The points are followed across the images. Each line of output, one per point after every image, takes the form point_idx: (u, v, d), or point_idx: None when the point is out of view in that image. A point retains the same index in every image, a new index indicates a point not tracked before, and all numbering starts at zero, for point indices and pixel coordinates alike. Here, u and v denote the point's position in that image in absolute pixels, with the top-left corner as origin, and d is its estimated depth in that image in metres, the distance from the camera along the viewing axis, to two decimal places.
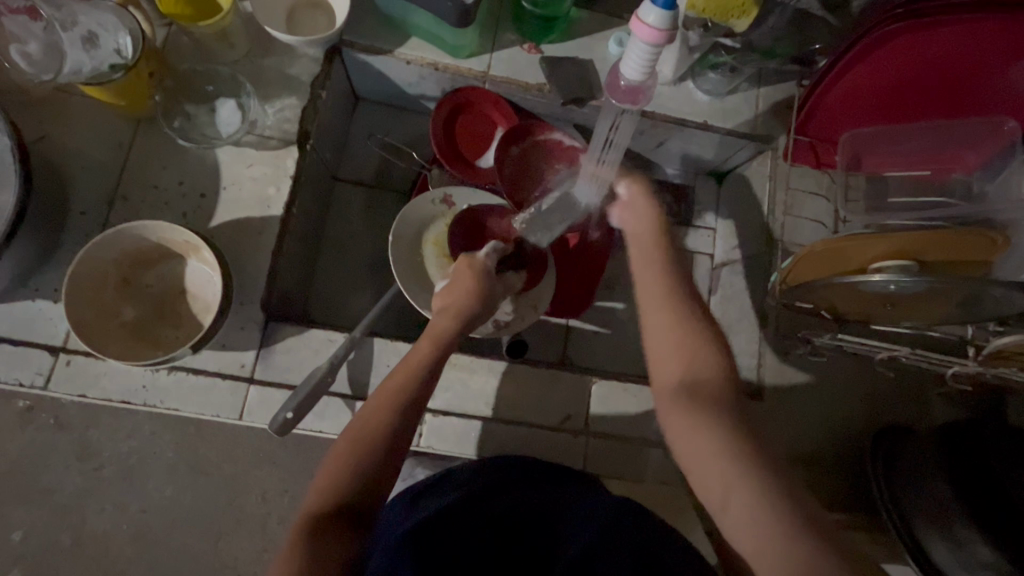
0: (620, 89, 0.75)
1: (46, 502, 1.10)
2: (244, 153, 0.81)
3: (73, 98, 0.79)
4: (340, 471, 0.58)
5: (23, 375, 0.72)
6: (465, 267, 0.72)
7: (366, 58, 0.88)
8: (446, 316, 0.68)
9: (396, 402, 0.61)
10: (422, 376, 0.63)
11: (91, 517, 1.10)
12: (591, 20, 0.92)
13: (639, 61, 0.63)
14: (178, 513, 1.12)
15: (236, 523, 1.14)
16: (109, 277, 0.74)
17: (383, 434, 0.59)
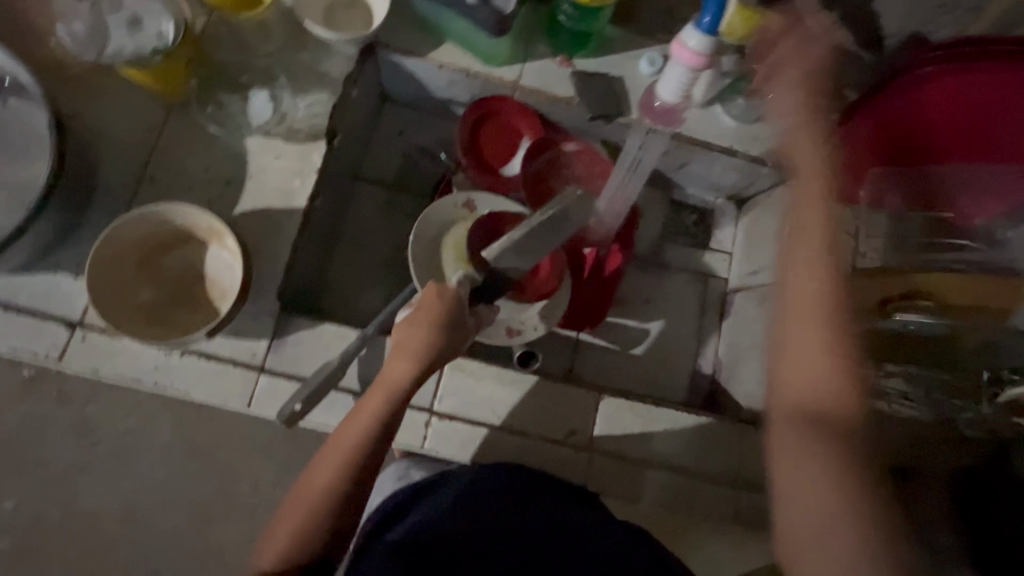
0: (654, 110, 0.90)
1: (41, 474, 1.10)
2: (273, 144, 0.82)
3: (109, 77, 0.80)
4: (304, 522, 0.63)
5: (38, 346, 0.72)
6: (426, 302, 0.69)
7: (400, 59, 0.88)
8: (403, 358, 0.67)
9: (346, 462, 0.64)
10: (374, 432, 0.65)
11: (85, 492, 1.10)
12: (624, 39, 0.93)
13: (679, 80, 0.84)
14: (171, 496, 1.12)
15: (226, 510, 1.14)
16: (131, 256, 0.75)
17: (336, 494, 0.63)
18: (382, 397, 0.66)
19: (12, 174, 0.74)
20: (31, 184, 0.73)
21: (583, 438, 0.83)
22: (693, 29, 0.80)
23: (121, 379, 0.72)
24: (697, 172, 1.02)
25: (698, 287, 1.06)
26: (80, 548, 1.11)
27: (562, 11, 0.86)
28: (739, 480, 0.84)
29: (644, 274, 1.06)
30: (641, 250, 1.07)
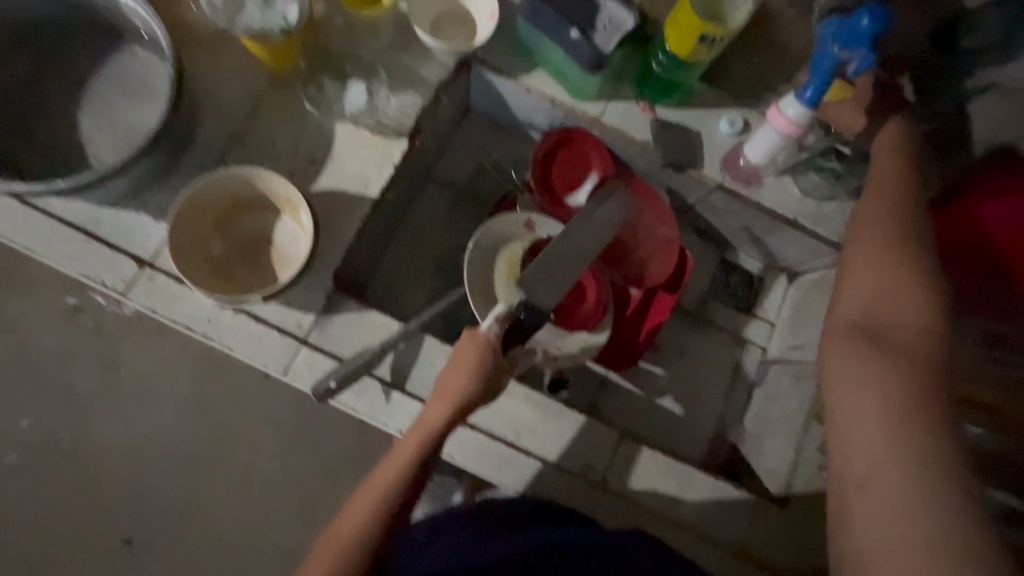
0: (736, 167, 0.91)
1: (65, 398, 1.13)
2: (359, 133, 0.86)
3: (227, 45, 0.85)
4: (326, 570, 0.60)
5: (108, 277, 0.77)
6: (463, 352, 0.69)
7: (492, 77, 0.92)
8: (439, 404, 0.68)
9: (379, 508, 0.64)
10: (409, 473, 0.66)
11: (100, 424, 1.13)
12: (710, 96, 0.95)
13: (765, 144, 0.84)
14: (178, 447, 1.13)
15: (224, 474, 1.14)
16: (211, 211, 0.79)
17: (364, 542, 0.62)
18: (417, 440, 0.67)
19: (124, 115, 0.80)
20: (139, 128, 0.79)
21: (601, 473, 0.82)
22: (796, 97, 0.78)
23: (173, 324, 0.75)
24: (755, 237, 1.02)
25: (734, 351, 1.05)
26: (78, 480, 1.12)
27: (656, 59, 0.90)
28: (746, 554, 0.82)
29: (682, 327, 1.05)
30: (684, 303, 1.06)
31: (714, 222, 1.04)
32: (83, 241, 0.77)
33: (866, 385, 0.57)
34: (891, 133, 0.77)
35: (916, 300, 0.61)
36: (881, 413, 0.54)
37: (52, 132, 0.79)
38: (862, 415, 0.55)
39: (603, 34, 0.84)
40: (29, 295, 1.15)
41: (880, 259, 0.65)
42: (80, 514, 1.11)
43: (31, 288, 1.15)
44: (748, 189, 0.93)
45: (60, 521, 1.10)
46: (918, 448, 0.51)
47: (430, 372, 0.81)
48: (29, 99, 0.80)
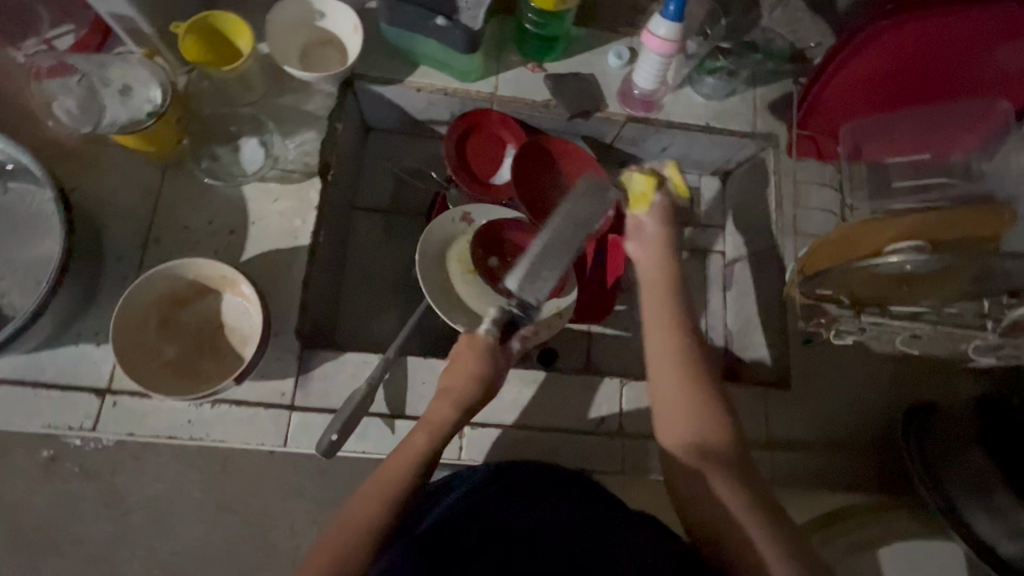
0: (634, 99, 0.95)
1: (71, 555, 1.04)
2: (268, 188, 0.84)
3: (102, 147, 0.81)
4: (345, 543, 0.58)
5: (71, 419, 0.74)
6: (461, 353, 0.71)
7: (378, 89, 0.91)
8: (448, 404, 0.69)
9: (385, 499, 0.61)
10: (418, 473, 0.64)
11: (121, 565, 1.04)
12: (588, 36, 0.97)
13: (652, 69, 0.86)
14: (207, 555, 1.06)
15: (267, 559, 1.08)
16: (150, 318, 0.76)
17: (373, 530, 0.59)
18: (425, 435, 0.67)
19: (25, 255, 0.75)
20: (46, 260, 0.75)
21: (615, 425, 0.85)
22: (660, 18, 0.80)
23: (154, 438, 0.72)
24: (677, 153, 1.05)
25: (700, 263, 1.09)
26: None
27: (528, 19, 0.90)
28: (769, 442, 0.86)
29: None
30: None
31: (635, 153, 1.06)
32: (31, 394, 0.74)
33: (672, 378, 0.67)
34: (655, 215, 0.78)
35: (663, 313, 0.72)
36: (681, 409, 0.65)
37: None
38: (676, 404, 0.66)
39: (467, 10, 0.81)
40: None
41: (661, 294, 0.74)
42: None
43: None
44: (653, 111, 0.96)
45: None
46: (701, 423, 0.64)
47: (424, 390, 0.81)
48: None
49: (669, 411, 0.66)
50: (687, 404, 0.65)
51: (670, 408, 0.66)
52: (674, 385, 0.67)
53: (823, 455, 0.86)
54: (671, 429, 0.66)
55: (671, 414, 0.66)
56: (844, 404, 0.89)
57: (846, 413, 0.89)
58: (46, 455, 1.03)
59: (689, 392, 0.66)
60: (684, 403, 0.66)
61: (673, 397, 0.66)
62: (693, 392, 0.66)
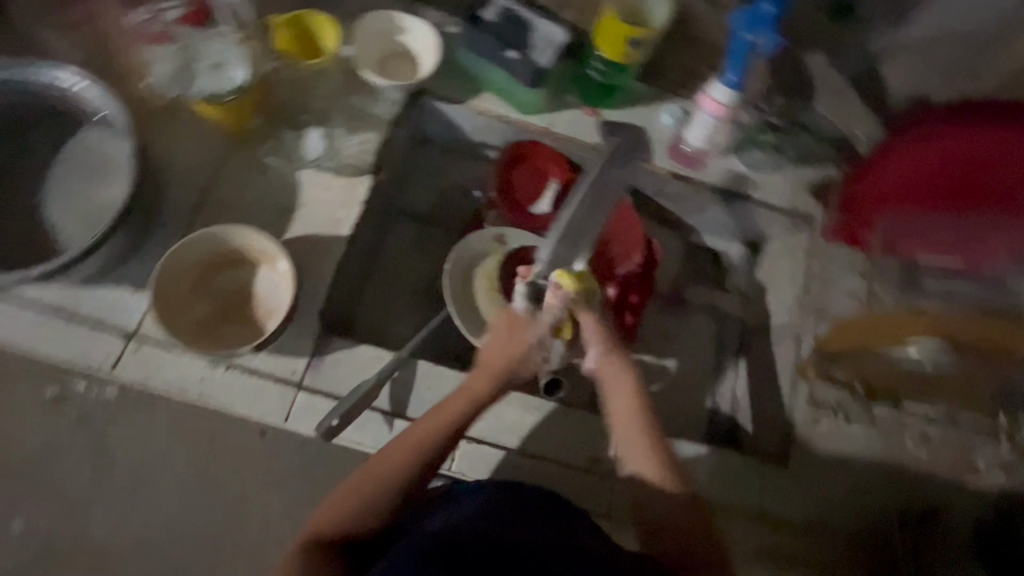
0: (680, 153, 0.98)
1: (46, 500, 1.04)
2: (322, 176, 0.89)
3: (181, 112, 0.87)
4: (360, 493, 0.65)
5: (95, 356, 0.77)
6: (504, 328, 0.73)
7: (442, 106, 0.97)
8: (486, 376, 0.72)
9: (414, 455, 0.67)
10: (447, 435, 0.69)
11: (91, 523, 1.02)
12: (647, 92, 1.01)
13: (703, 127, 0.90)
14: (173, 531, 1.02)
15: (232, 548, 1.04)
16: (188, 276, 0.80)
17: (395, 482, 0.66)
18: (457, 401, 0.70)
19: (92, 196, 0.80)
20: (109, 204, 0.80)
21: (607, 470, 0.84)
22: (718, 83, 0.85)
23: (165, 388, 0.75)
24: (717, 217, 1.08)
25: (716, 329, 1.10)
26: None
27: (593, 67, 0.95)
28: (761, 516, 0.85)
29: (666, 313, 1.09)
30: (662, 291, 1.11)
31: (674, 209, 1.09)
32: (64, 324, 0.78)
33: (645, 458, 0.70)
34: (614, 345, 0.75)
35: (628, 397, 0.73)
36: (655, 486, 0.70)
37: (21, 222, 0.79)
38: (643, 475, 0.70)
39: (539, 49, 0.89)
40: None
41: (620, 379, 0.74)
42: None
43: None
44: (691, 170, 1.00)
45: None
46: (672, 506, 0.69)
47: (427, 396, 0.83)
48: None
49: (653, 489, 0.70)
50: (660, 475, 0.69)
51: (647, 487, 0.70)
52: (638, 458, 0.70)
53: (814, 543, 0.84)
54: (642, 490, 0.70)
55: (651, 482, 0.69)
56: (844, 497, 0.86)
57: (846, 505, 0.85)
58: (50, 394, 1.05)
59: (665, 471, 0.69)
60: (657, 476, 0.69)
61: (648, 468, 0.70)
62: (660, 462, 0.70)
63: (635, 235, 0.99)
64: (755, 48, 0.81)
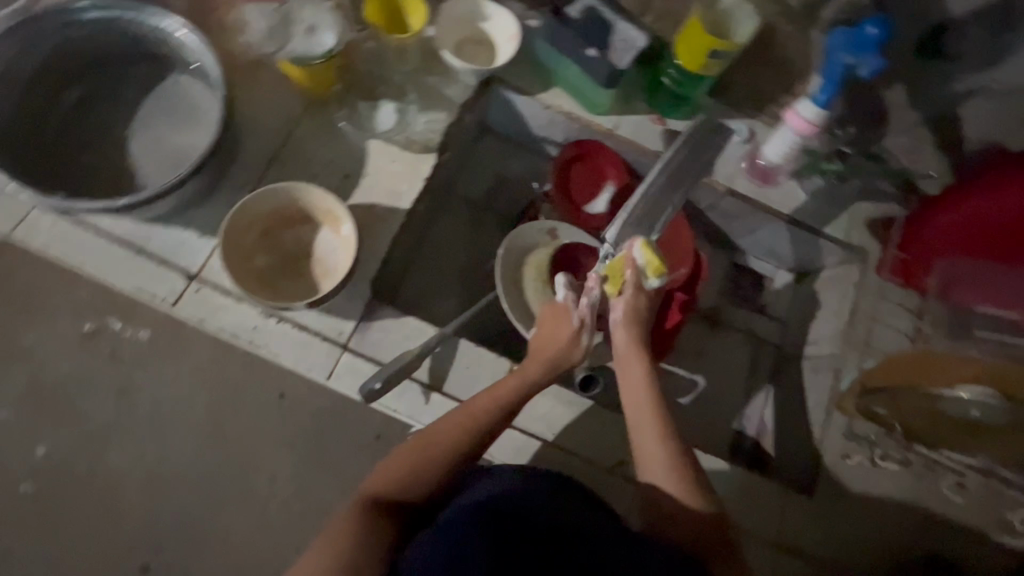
0: (754, 166, 0.97)
1: (77, 425, 1.10)
2: (390, 149, 0.91)
3: (266, 70, 0.90)
4: (415, 462, 0.70)
5: (158, 291, 0.80)
6: (553, 319, 0.80)
7: (512, 96, 0.99)
8: (535, 362, 0.77)
9: (465, 431, 0.72)
10: (497, 415, 0.73)
11: (110, 452, 1.09)
12: (716, 106, 1.00)
13: (784, 143, 0.89)
14: (190, 471, 1.10)
15: (239, 495, 1.10)
16: (254, 227, 0.82)
17: (449, 454, 0.71)
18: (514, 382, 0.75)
19: (174, 141, 0.84)
20: (189, 151, 0.83)
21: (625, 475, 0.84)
22: (808, 100, 0.83)
23: (222, 330, 0.78)
24: (764, 240, 1.09)
25: (748, 350, 1.11)
26: (96, 507, 1.09)
27: (666, 74, 0.94)
28: (776, 544, 0.84)
29: (699, 327, 1.11)
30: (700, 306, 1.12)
31: (724, 225, 1.10)
32: (133, 257, 0.81)
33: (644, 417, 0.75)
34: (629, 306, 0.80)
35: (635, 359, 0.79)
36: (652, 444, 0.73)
37: (105, 158, 0.83)
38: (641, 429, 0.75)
39: (618, 52, 0.90)
40: (39, 325, 1.12)
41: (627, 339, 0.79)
42: (99, 545, 1.08)
43: (39, 317, 1.12)
44: (761, 185, 0.99)
45: (79, 552, 1.08)
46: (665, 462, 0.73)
47: (465, 374, 0.84)
48: (81, 128, 0.84)
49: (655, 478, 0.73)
50: (664, 465, 0.72)
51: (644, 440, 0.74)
52: (641, 416, 0.75)
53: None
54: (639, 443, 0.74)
55: (648, 438, 0.74)
56: (864, 537, 0.84)
57: (866, 545, 0.84)
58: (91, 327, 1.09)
59: (670, 451, 0.73)
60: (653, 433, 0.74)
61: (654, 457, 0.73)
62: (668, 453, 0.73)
63: (683, 246, 1.00)
64: (854, 68, 0.79)
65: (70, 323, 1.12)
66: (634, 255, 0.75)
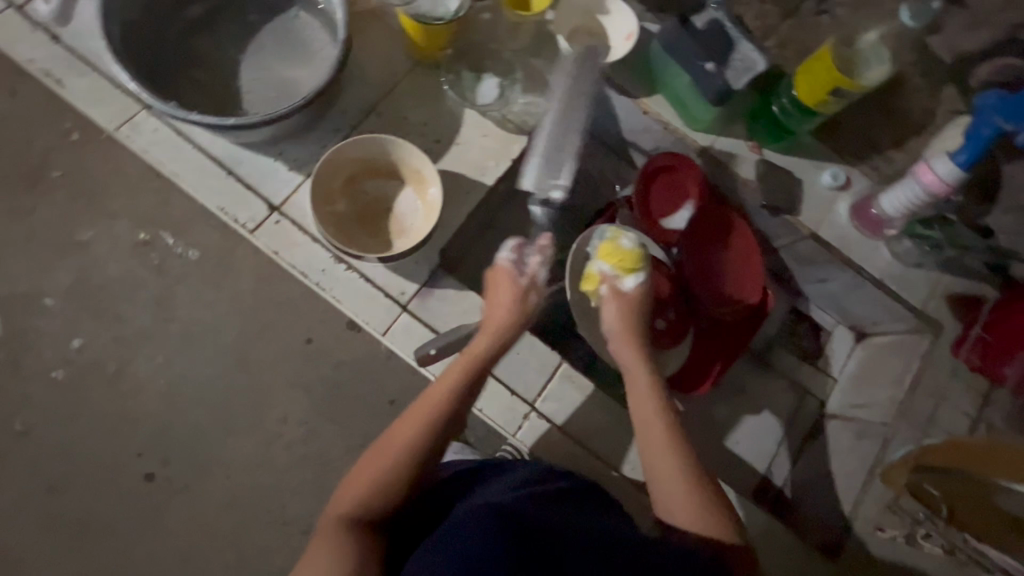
0: (865, 215, 0.93)
1: (114, 327, 1.12)
2: (484, 123, 0.90)
3: (382, 22, 0.91)
4: (383, 470, 0.63)
5: (240, 215, 0.82)
6: (498, 288, 0.76)
7: (613, 95, 0.96)
8: (486, 338, 0.73)
9: (428, 420, 0.66)
10: (457, 398, 0.69)
11: (139, 359, 1.12)
12: (816, 147, 0.97)
13: (907, 195, 0.86)
14: (211, 394, 1.12)
15: (248, 427, 1.12)
16: (342, 173, 0.83)
17: (415, 450, 0.65)
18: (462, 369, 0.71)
19: (282, 74, 0.85)
20: (296, 87, 0.85)
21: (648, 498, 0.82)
22: (948, 155, 0.80)
23: (293, 265, 0.79)
24: (832, 291, 1.06)
25: (790, 399, 1.08)
26: (113, 409, 1.11)
27: (779, 101, 0.91)
28: None
29: (743, 364, 1.09)
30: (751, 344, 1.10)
31: (793, 269, 1.08)
32: (223, 177, 0.83)
33: (655, 424, 0.70)
34: (624, 311, 0.81)
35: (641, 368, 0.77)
36: (666, 453, 0.68)
37: (211, 75, 0.85)
38: (655, 439, 0.69)
39: (736, 70, 0.86)
40: (101, 221, 1.14)
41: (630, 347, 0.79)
42: (109, 445, 1.10)
43: (102, 215, 1.14)
44: (868, 234, 0.95)
45: (89, 447, 1.10)
46: (685, 480, 0.66)
47: (516, 361, 0.85)
48: (193, 42, 0.86)
49: (660, 484, 0.66)
50: (678, 480, 0.66)
51: (658, 453, 0.68)
52: (655, 428, 0.70)
53: None
54: (656, 464, 0.67)
55: (664, 452, 0.68)
56: None
57: None
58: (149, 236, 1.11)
59: (687, 468, 0.66)
60: (667, 447, 0.68)
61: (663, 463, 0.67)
62: (676, 447, 0.68)
63: (750, 279, 0.99)
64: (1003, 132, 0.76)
65: (129, 227, 1.14)
66: (601, 269, 0.83)
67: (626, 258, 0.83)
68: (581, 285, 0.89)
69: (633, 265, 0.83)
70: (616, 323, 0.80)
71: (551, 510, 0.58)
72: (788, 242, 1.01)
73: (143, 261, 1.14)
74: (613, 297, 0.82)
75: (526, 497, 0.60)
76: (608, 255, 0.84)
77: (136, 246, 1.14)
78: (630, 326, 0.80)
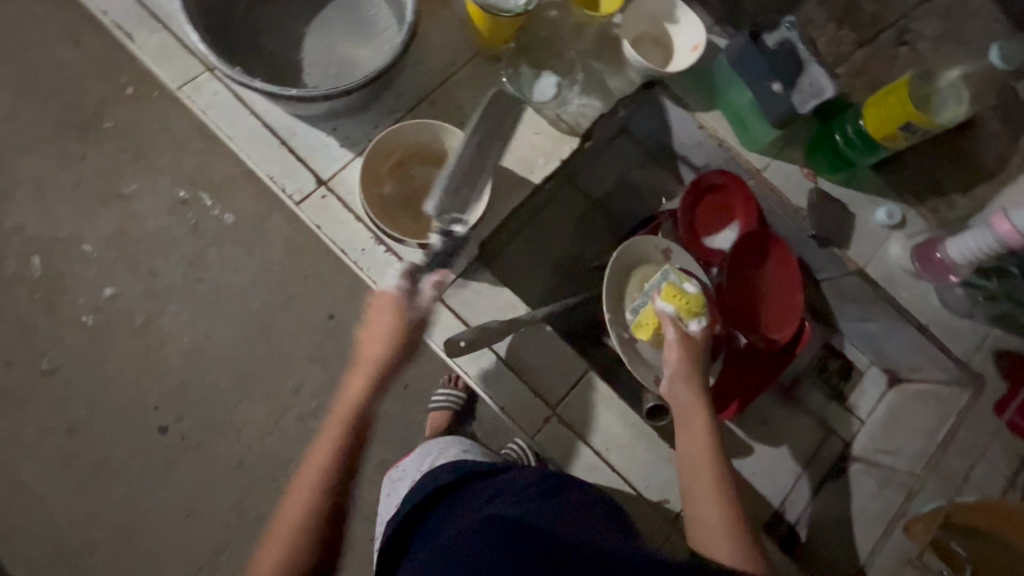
0: (927, 258, 0.89)
1: (147, 280, 1.15)
2: (538, 121, 0.89)
3: (447, 10, 0.91)
4: (288, 542, 0.61)
5: (287, 186, 0.83)
6: (378, 316, 0.70)
7: (670, 105, 0.95)
8: (359, 377, 0.69)
9: (320, 477, 0.65)
10: (344, 447, 0.66)
11: (168, 314, 1.14)
12: (874, 181, 0.93)
13: (974, 242, 0.82)
14: (232, 356, 1.14)
15: (264, 393, 1.14)
16: (391, 155, 0.83)
17: (314, 513, 0.63)
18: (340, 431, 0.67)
19: (344, 52, 0.86)
20: (358, 66, 0.85)
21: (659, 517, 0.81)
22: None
23: (335, 241, 0.80)
24: (872, 331, 1.03)
25: (813, 435, 1.06)
26: (137, 360, 1.13)
27: (842, 131, 0.88)
28: None
29: (769, 395, 1.07)
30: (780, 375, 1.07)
31: (835, 302, 1.06)
32: (275, 146, 0.83)
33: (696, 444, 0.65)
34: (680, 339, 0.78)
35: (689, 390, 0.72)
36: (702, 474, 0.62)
37: (274, 45, 0.85)
38: (694, 458, 0.64)
39: (802, 95, 0.82)
40: (146, 175, 1.17)
41: (681, 367, 0.74)
42: (129, 393, 1.12)
43: (149, 168, 1.16)
44: (929, 280, 0.91)
45: (109, 394, 1.12)
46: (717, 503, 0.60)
47: (542, 363, 0.86)
48: (260, 10, 0.86)
49: (695, 511, 0.60)
50: (713, 503, 0.60)
51: (693, 473, 0.63)
52: (696, 448, 0.65)
53: None
54: (692, 483, 0.62)
55: (702, 474, 0.62)
56: None
57: None
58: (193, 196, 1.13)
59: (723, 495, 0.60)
60: (706, 467, 0.63)
61: (705, 490, 0.61)
62: (716, 471, 0.62)
63: (789, 310, 0.97)
64: None
65: (172, 184, 1.16)
66: (665, 309, 0.82)
67: (692, 299, 0.83)
68: (637, 332, 0.87)
69: (697, 310, 0.82)
70: (672, 351, 0.77)
71: (561, 524, 0.54)
72: (833, 276, 0.99)
73: (182, 219, 1.16)
74: (676, 337, 0.78)
75: (538, 510, 0.57)
76: (673, 297, 0.83)
77: (178, 203, 1.16)
78: (685, 352, 0.76)
